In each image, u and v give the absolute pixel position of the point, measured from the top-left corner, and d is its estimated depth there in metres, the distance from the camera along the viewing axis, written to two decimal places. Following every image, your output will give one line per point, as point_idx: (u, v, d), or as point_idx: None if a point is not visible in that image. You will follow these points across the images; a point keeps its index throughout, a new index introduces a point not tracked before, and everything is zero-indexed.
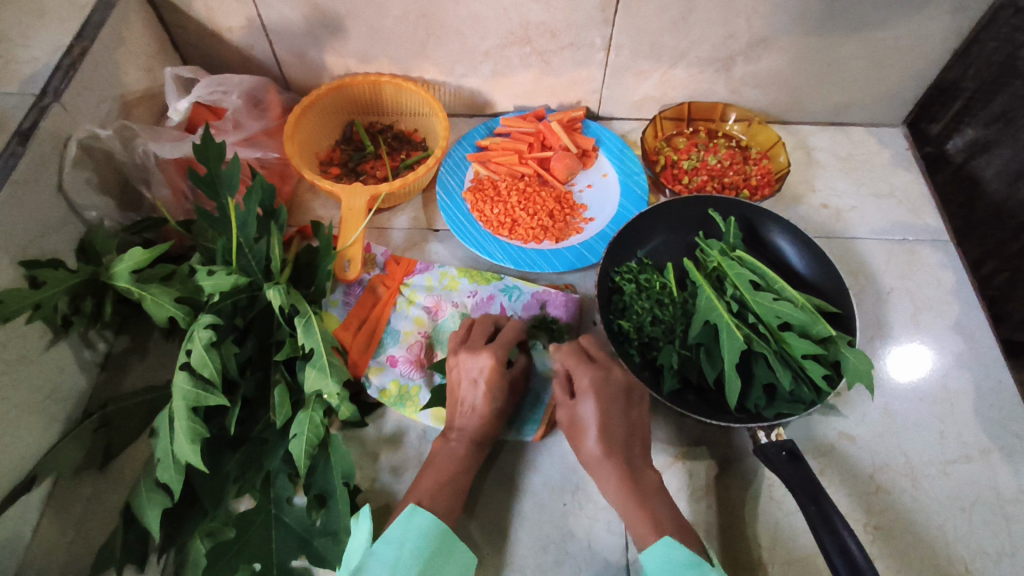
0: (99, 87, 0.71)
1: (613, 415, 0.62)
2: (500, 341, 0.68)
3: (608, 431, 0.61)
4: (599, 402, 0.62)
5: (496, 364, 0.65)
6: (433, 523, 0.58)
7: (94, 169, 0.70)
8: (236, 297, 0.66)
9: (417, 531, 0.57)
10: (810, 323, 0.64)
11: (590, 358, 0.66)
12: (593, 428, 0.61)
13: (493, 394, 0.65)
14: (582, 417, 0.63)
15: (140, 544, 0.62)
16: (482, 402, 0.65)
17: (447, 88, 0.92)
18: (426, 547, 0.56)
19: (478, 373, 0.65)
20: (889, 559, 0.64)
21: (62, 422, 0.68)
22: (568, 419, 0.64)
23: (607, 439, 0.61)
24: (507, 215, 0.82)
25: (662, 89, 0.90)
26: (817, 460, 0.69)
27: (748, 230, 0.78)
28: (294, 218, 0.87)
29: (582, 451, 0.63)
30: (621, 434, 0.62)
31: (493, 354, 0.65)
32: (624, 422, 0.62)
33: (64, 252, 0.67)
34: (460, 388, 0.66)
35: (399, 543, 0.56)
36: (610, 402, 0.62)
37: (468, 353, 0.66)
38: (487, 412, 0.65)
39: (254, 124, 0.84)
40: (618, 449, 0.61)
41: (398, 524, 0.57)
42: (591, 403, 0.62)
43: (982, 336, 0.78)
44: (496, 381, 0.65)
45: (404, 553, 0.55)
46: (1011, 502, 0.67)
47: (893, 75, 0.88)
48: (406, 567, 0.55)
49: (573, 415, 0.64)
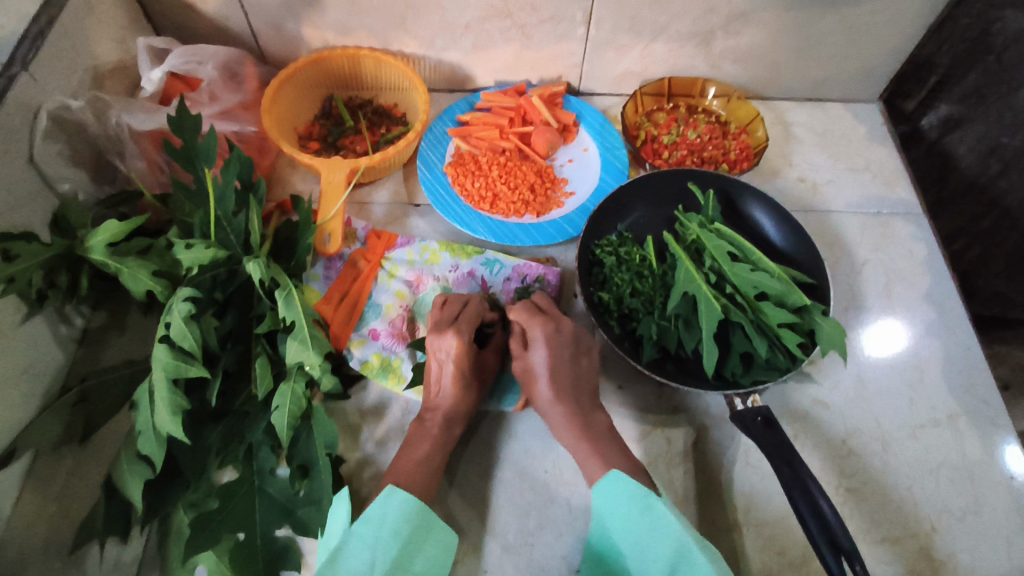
0: (68, 57, 0.69)
1: (562, 362, 0.64)
2: (464, 318, 0.67)
3: (559, 375, 0.64)
4: (548, 348, 0.64)
5: (462, 343, 0.64)
6: (412, 502, 0.59)
7: (67, 141, 0.69)
8: (215, 271, 0.65)
9: (397, 511, 0.58)
10: (787, 293, 0.66)
11: (541, 310, 0.68)
12: (545, 374, 0.64)
13: (461, 371, 0.65)
14: (534, 366, 0.65)
15: (122, 516, 0.62)
16: (450, 381, 0.65)
17: (427, 62, 0.91)
18: (406, 526, 0.58)
19: (446, 353, 0.65)
20: (860, 519, 0.66)
21: (41, 396, 0.68)
22: (522, 370, 0.66)
23: (556, 384, 0.64)
24: (488, 188, 0.83)
25: (643, 63, 0.90)
26: (792, 425, 0.71)
27: (726, 203, 0.78)
28: (273, 193, 0.86)
29: (535, 399, 0.65)
30: (568, 379, 0.64)
31: (459, 334, 0.65)
32: (571, 367, 0.65)
33: (38, 226, 0.66)
34: (431, 368, 0.67)
35: (379, 522, 0.57)
36: (561, 349, 0.65)
37: (435, 332, 0.66)
38: (457, 390, 0.65)
39: (230, 96, 0.83)
40: (600, 437, 0.62)
41: (377, 504, 0.58)
42: (542, 350, 0.64)
43: (953, 305, 0.79)
44: (465, 359, 0.65)
45: (384, 533, 0.57)
46: (975, 463, 0.69)
47: (870, 51, 0.89)
48: (386, 547, 0.56)
49: (525, 365, 0.65)
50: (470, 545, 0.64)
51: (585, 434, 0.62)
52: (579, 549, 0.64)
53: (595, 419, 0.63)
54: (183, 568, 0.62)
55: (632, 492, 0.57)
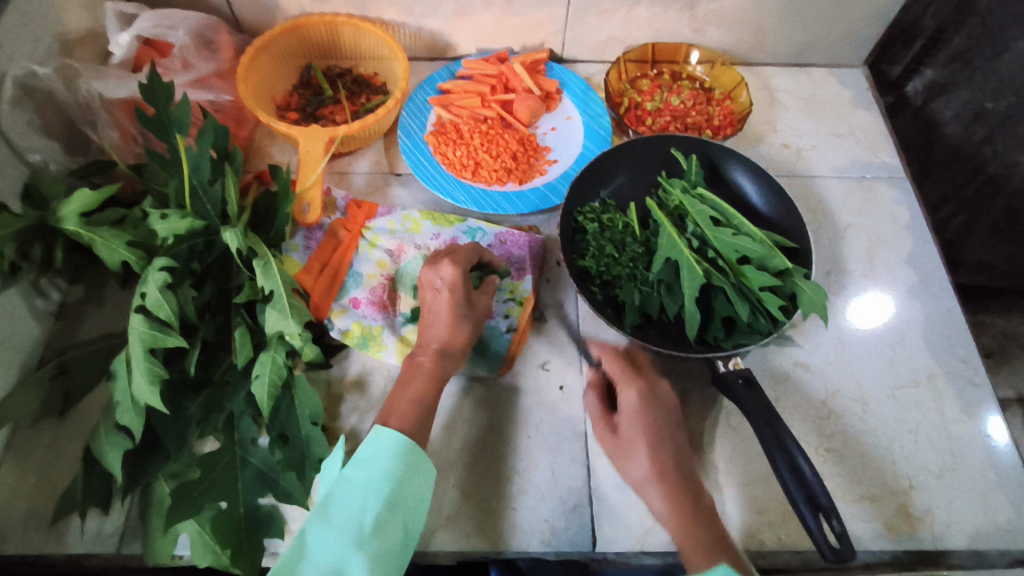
0: (34, 23, 0.68)
1: (663, 433, 0.60)
2: (461, 252, 0.69)
3: (661, 449, 0.59)
4: (642, 414, 0.61)
5: (457, 271, 0.65)
6: (401, 442, 0.56)
7: (36, 110, 0.67)
8: (192, 241, 0.65)
9: (386, 452, 0.56)
10: (767, 256, 0.65)
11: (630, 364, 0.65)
12: (644, 448, 0.59)
13: (455, 301, 0.64)
14: (626, 435, 0.61)
15: (103, 487, 0.61)
16: (444, 312, 0.64)
17: (407, 30, 0.89)
18: (397, 468, 0.55)
19: (442, 281, 0.65)
20: (840, 478, 0.67)
21: (17, 370, 0.67)
22: (607, 436, 0.62)
23: (657, 462, 0.59)
24: (471, 157, 0.82)
25: (626, 29, 0.89)
26: (773, 388, 0.71)
27: (710, 168, 0.78)
28: (251, 164, 0.84)
29: (625, 469, 0.61)
30: (667, 446, 0.60)
31: (455, 263, 0.66)
32: (669, 436, 0.61)
33: (8, 196, 0.65)
34: (426, 299, 0.66)
35: (369, 464, 0.55)
36: (661, 429, 0.61)
37: (430, 266, 0.67)
38: (452, 319, 0.64)
39: (204, 65, 0.81)
40: (668, 464, 0.59)
41: (366, 446, 0.56)
42: (637, 420, 0.61)
43: (934, 268, 0.80)
44: (460, 290, 0.65)
45: (375, 475, 0.54)
46: (953, 423, 0.70)
47: (856, 14, 0.88)
48: (377, 490, 0.54)
49: (613, 433, 0.62)
50: (452, 510, 0.64)
51: (678, 509, 0.57)
52: (561, 512, 0.65)
53: (702, 502, 0.58)
54: (167, 539, 0.60)
55: None
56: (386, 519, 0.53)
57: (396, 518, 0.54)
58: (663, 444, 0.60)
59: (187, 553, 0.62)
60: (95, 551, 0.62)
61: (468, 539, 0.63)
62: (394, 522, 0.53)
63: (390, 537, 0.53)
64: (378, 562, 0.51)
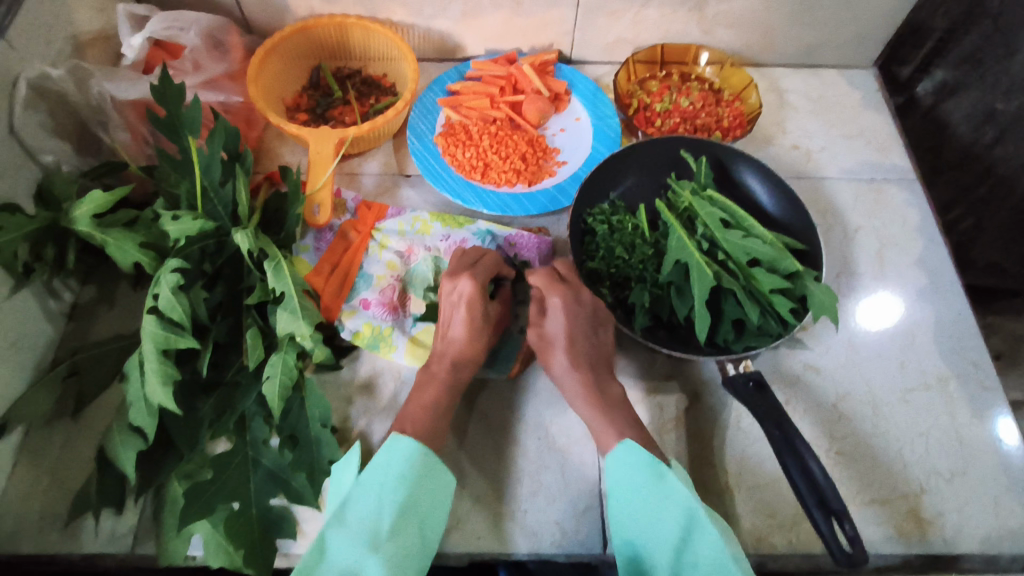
0: (47, 24, 0.68)
1: (581, 334, 0.64)
2: (481, 266, 0.68)
3: (577, 347, 0.64)
4: (567, 318, 0.64)
5: (475, 286, 0.64)
6: (416, 447, 0.57)
7: (48, 111, 0.68)
8: (204, 243, 0.65)
9: (402, 457, 0.56)
10: (777, 259, 0.65)
11: (561, 279, 0.67)
12: (563, 342, 0.64)
13: (472, 317, 0.64)
14: (549, 334, 0.65)
15: (117, 486, 0.62)
16: (460, 325, 0.64)
17: (416, 31, 0.89)
18: (412, 472, 0.56)
19: (459, 295, 0.65)
20: (850, 481, 0.67)
21: (30, 370, 0.67)
22: (536, 336, 0.66)
23: (574, 352, 0.64)
24: (480, 158, 0.82)
25: (635, 30, 0.89)
26: (783, 390, 0.71)
27: (719, 170, 0.78)
28: (261, 164, 0.85)
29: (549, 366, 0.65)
30: (585, 347, 0.64)
31: (474, 277, 0.65)
32: (590, 339, 0.64)
33: (22, 198, 0.65)
34: (443, 312, 0.66)
35: (385, 468, 0.56)
36: (578, 320, 0.64)
37: (449, 277, 0.66)
38: (469, 332, 0.64)
39: (215, 66, 0.81)
40: (583, 361, 0.64)
41: (383, 451, 0.57)
42: (559, 319, 0.64)
43: (944, 270, 0.79)
44: (477, 305, 0.64)
45: (391, 477, 0.55)
46: (964, 427, 0.70)
47: (865, 15, 0.87)
48: (393, 492, 0.54)
49: (541, 333, 0.65)
50: (463, 512, 0.65)
51: (598, 413, 0.62)
52: (571, 514, 0.65)
53: (610, 390, 0.63)
54: (180, 539, 0.61)
55: (641, 459, 0.58)
56: (401, 523, 0.53)
57: (411, 521, 0.54)
58: (604, 388, 0.63)
59: (200, 554, 0.63)
60: (109, 551, 0.62)
61: (479, 540, 0.63)
62: (409, 526, 0.53)
63: (406, 541, 0.53)
64: (394, 565, 0.51)
